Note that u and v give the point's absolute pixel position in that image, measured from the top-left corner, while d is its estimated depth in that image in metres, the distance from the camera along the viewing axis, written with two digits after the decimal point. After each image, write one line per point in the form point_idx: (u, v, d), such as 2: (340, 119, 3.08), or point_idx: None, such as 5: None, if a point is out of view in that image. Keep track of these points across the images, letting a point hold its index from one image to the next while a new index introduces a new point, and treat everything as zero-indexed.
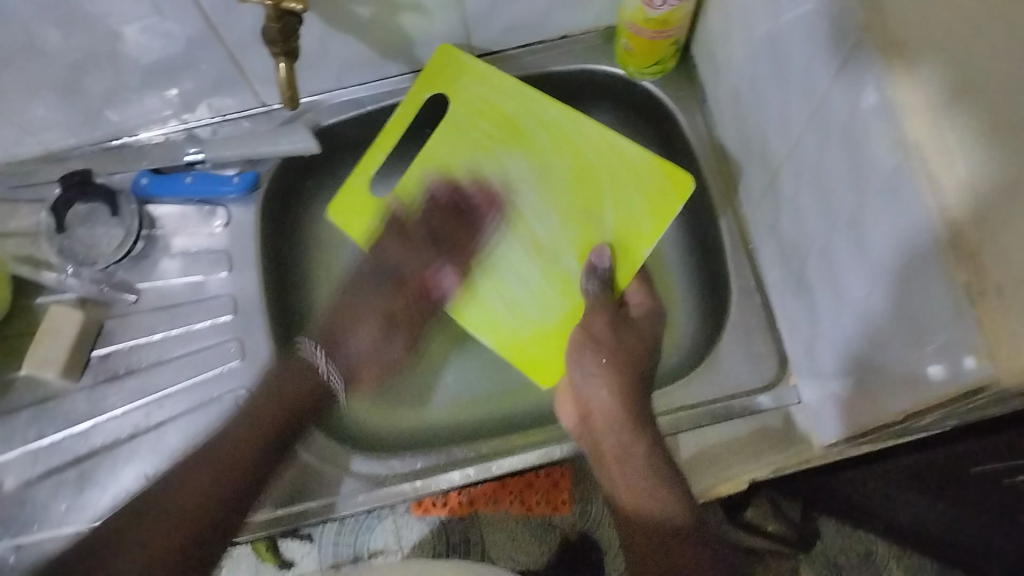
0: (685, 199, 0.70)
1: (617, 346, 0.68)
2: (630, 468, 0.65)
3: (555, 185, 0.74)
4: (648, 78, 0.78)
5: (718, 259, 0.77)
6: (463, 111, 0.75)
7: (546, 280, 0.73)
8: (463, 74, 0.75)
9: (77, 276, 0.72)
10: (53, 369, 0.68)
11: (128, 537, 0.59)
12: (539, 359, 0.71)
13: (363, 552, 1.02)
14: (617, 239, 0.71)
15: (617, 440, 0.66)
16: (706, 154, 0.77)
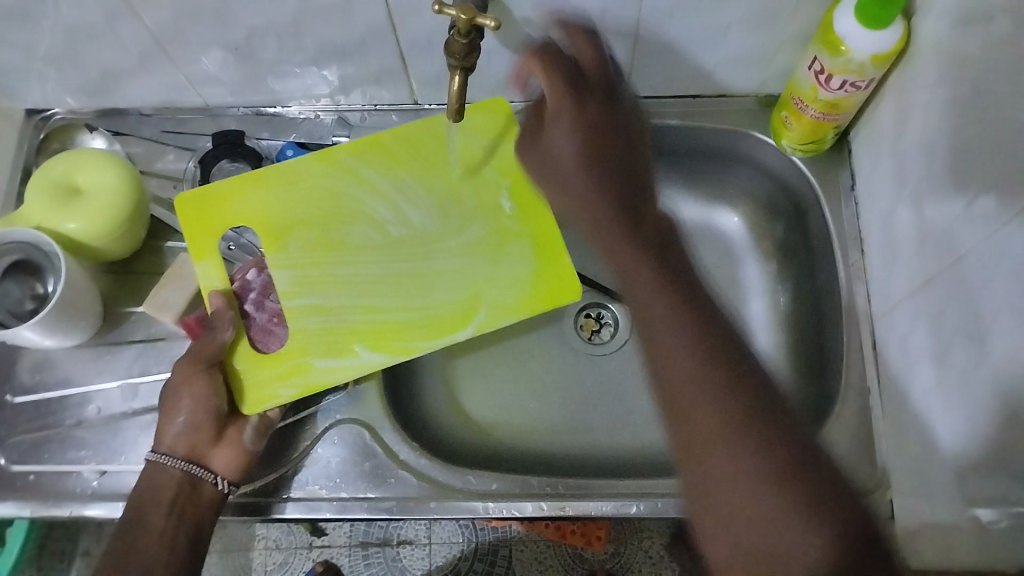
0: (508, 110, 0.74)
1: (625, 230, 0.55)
2: (714, 404, 0.45)
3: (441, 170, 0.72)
4: (800, 154, 0.77)
5: (831, 350, 0.74)
6: (262, 194, 0.69)
7: (471, 244, 0.70)
8: (236, 192, 0.69)
9: None
10: (170, 315, 0.70)
11: None
12: (554, 290, 0.69)
13: (392, 538, 1.10)
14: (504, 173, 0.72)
15: (691, 348, 0.47)
16: (842, 243, 0.74)
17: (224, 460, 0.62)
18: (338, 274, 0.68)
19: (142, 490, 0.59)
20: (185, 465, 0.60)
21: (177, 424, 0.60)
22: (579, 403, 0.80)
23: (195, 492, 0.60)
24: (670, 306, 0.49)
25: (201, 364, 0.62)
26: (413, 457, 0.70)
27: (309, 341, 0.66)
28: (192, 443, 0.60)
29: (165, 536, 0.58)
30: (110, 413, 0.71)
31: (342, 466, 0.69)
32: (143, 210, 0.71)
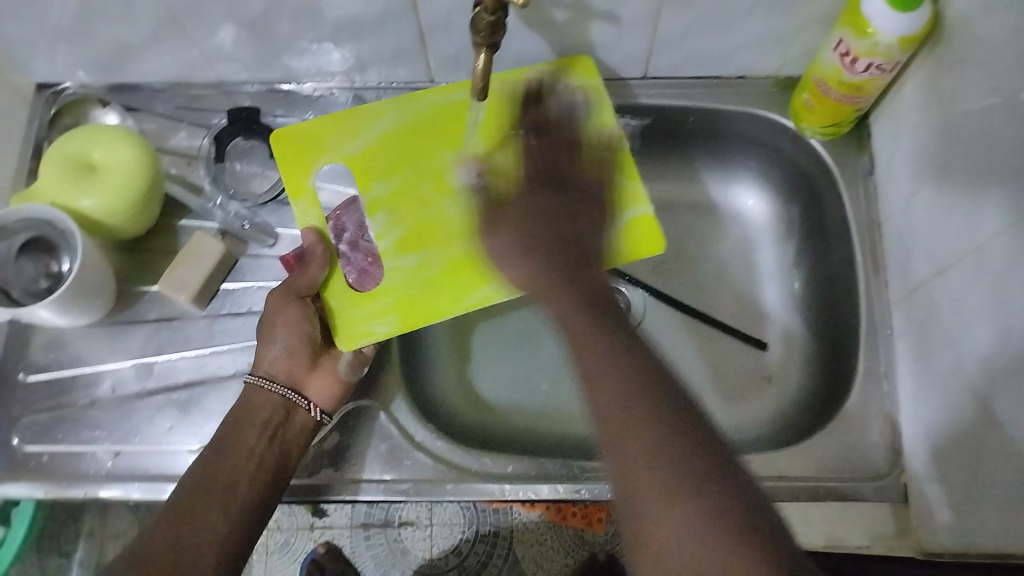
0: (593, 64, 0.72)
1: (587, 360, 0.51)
2: (655, 461, 0.45)
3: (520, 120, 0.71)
4: (818, 137, 0.76)
5: (847, 334, 0.74)
6: (343, 141, 0.71)
7: None
8: (328, 132, 0.72)
9: (223, 207, 0.73)
10: (185, 293, 0.69)
11: (194, 542, 0.53)
12: (629, 243, 0.67)
13: (396, 519, 1.10)
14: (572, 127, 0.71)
15: (624, 378, 0.48)
16: (861, 227, 0.74)
17: (318, 389, 0.63)
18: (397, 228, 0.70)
19: (237, 411, 0.61)
20: (279, 388, 0.61)
21: (274, 351, 0.63)
22: None
23: (286, 417, 0.61)
24: (628, 357, 0.50)
25: (291, 295, 0.64)
26: (429, 439, 0.69)
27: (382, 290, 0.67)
28: (290, 369, 0.62)
29: (255, 453, 0.58)
30: (124, 393, 0.70)
31: (358, 448, 0.68)
32: (158, 187, 0.70)
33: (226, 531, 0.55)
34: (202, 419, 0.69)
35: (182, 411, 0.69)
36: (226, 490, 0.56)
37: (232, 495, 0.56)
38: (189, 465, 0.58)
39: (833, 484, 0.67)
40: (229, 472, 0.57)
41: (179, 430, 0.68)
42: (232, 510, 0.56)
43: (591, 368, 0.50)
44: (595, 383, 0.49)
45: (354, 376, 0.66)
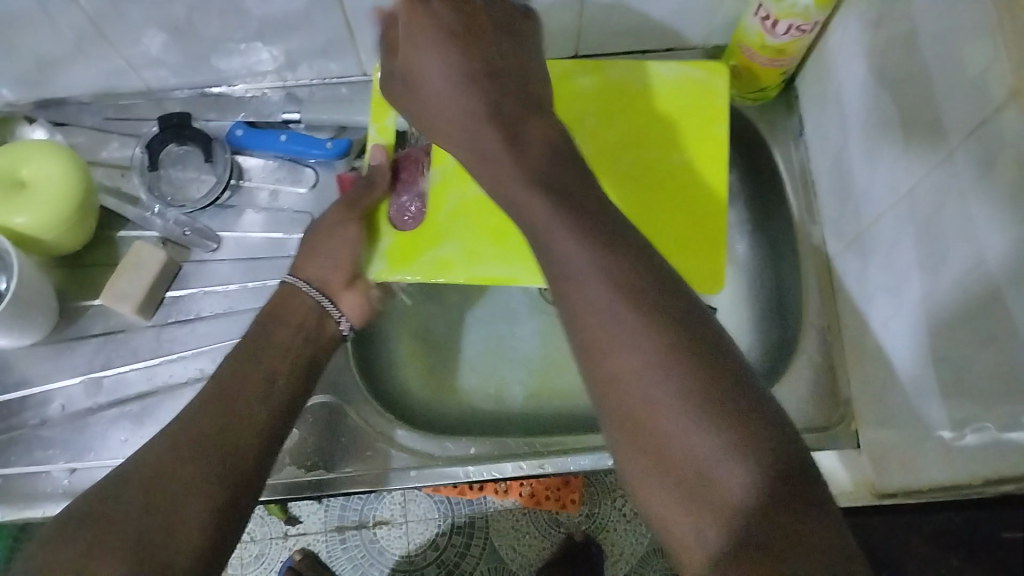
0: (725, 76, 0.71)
1: (591, 324, 0.46)
2: (671, 404, 0.42)
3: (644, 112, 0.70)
4: (748, 102, 0.78)
5: (791, 293, 0.77)
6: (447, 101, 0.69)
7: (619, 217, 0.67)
8: None
9: (162, 215, 0.73)
10: (130, 304, 0.68)
11: (235, 432, 0.53)
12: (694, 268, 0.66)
13: (368, 519, 1.09)
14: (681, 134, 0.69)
15: (606, 284, 0.46)
16: (796, 188, 0.76)
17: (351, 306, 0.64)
18: (469, 188, 0.67)
19: (276, 311, 0.62)
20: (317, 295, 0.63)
21: (319, 258, 0.63)
22: (549, 367, 0.80)
23: (318, 327, 0.62)
24: (612, 299, 0.45)
25: (353, 208, 0.64)
26: (389, 428, 0.69)
27: (440, 237, 0.66)
28: (327, 279, 0.63)
29: (287, 354, 0.59)
30: (74, 410, 0.69)
31: (321, 445, 0.68)
32: (92, 200, 0.69)
33: (263, 429, 0.54)
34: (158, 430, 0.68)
35: (137, 423, 0.68)
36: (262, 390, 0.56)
37: (268, 391, 0.56)
38: (222, 360, 0.58)
39: None
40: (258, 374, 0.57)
41: (134, 443, 0.68)
42: (270, 409, 0.56)
43: (579, 293, 0.46)
44: (599, 338, 0.45)
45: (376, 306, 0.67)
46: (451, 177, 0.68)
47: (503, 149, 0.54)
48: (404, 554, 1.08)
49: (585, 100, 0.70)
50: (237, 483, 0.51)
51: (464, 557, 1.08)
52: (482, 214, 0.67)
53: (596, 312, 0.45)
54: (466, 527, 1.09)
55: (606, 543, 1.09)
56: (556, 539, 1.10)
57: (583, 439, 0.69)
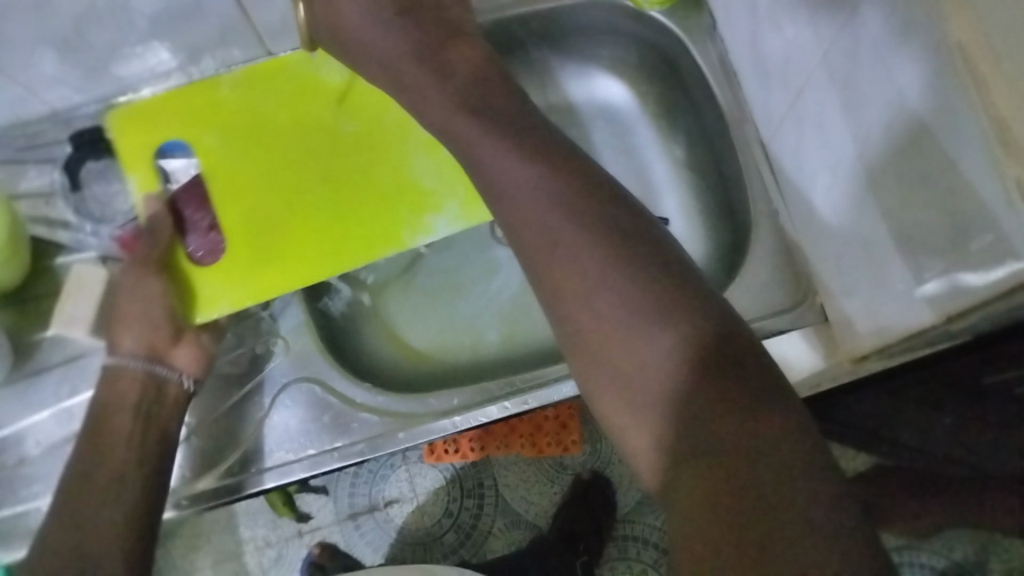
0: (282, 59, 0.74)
1: (529, 229, 0.50)
2: (618, 315, 0.46)
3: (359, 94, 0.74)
4: (655, 7, 0.77)
5: (735, 188, 0.78)
6: (246, 109, 0.73)
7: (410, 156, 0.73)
8: (146, 121, 0.71)
9: (95, 234, 0.72)
10: (82, 329, 0.67)
11: (90, 532, 0.57)
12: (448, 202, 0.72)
13: (378, 501, 1.10)
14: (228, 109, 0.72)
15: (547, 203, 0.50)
16: (722, 85, 0.77)
17: (186, 358, 0.65)
18: (274, 189, 0.71)
19: (111, 401, 0.61)
20: (139, 364, 0.62)
21: (129, 326, 0.63)
22: (515, 308, 0.81)
23: (159, 394, 0.63)
24: (555, 215, 0.49)
25: (150, 267, 0.65)
26: (369, 398, 0.69)
27: (239, 246, 0.69)
28: (150, 343, 0.63)
29: (130, 438, 0.60)
30: (51, 442, 0.68)
31: (303, 425, 0.68)
32: (19, 232, 0.68)
33: (124, 515, 0.58)
34: None
35: None
36: (111, 478, 0.59)
37: (127, 455, 0.60)
38: (75, 450, 0.62)
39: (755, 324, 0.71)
40: (106, 465, 0.59)
41: None
42: (125, 496, 0.59)
43: (512, 205, 0.52)
44: (538, 252, 0.49)
45: (213, 347, 0.68)
46: (246, 180, 0.71)
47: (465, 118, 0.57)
48: (419, 527, 1.09)
49: (279, 89, 0.74)
50: (123, 546, 0.57)
51: (480, 517, 1.09)
52: (294, 211, 0.71)
53: (538, 220, 0.50)
54: (476, 489, 1.11)
55: (613, 473, 1.11)
56: (564, 482, 1.11)
57: (560, 368, 0.70)
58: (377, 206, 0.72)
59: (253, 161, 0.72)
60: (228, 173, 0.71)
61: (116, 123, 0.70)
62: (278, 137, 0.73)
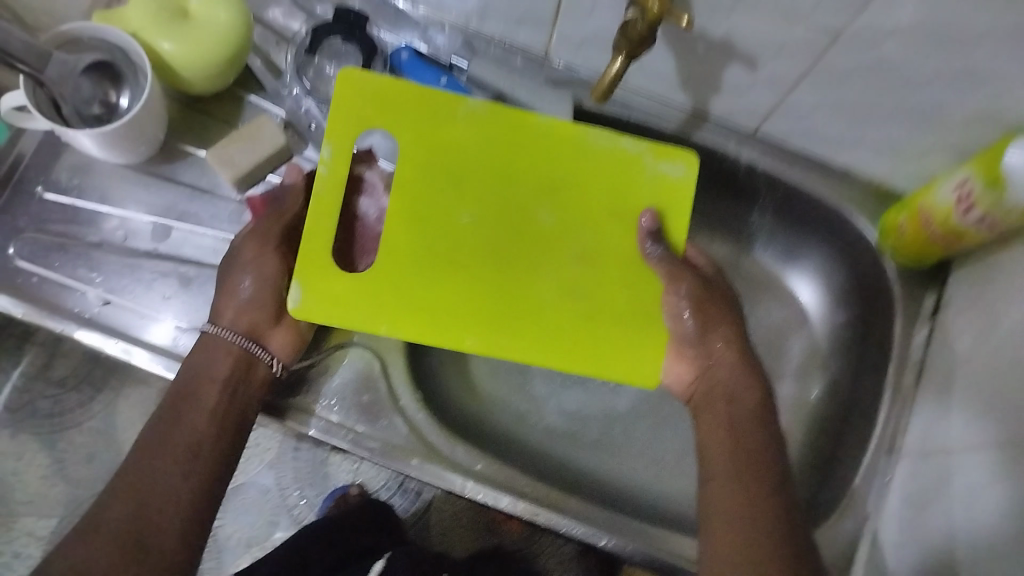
0: (604, 152, 0.66)
1: (736, 426, 0.59)
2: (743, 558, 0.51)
3: (587, 192, 0.65)
4: (895, 262, 0.73)
5: (842, 457, 0.73)
6: (466, 146, 0.64)
7: (600, 296, 0.65)
8: (381, 103, 0.63)
9: (297, 99, 0.71)
10: (230, 172, 0.67)
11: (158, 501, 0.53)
12: (624, 360, 0.65)
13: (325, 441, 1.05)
14: (455, 139, 0.64)
15: (752, 437, 0.58)
16: (902, 365, 0.71)
17: (283, 338, 0.62)
18: (448, 237, 0.64)
19: (197, 368, 0.59)
20: (232, 335, 0.60)
21: (235, 296, 0.61)
22: (578, 419, 0.77)
23: (247, 369, 0.60)
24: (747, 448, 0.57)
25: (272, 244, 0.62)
26: (411, 407, 0.68)
27: (381, 271, 0.62)
28: (253, 323, 0.61)
29: (216, 413, 0.58)
30: (134, 246, 0.68)
31: (342, 389, 0.67)
32: (242, 58, 0.67)
33: (191, 489, 0.54)
34: (202, 301, 0.67)
35: (181, 286, 0.67)
36: (188, 449, 0.56)
37: (207, 417, 0.57)
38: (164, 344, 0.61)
39: None
40: (183, 436, 0.56)
41: (174, 303, 0.67)
42: (195, 470, 0.55)
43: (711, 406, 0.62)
44: (725, 468, 0.57)
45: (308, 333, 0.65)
46: (428, 216, 0.64)
47: (724, 331, 0.64)
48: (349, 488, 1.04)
49: (515, 143, 0.65)
50: (186, 522, 0.54)
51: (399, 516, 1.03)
52: (452, 268, 0.63)
53: (733, 434, 0.59)
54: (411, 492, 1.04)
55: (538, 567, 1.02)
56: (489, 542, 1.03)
57: (583, 504, 0.67)
58: (530, 313, 0.64)
59: (440, 196, 0.64)
60: (413, 195, 0.63)
61: (339, 87, 0.62)
62: (486, 188, 0.64)
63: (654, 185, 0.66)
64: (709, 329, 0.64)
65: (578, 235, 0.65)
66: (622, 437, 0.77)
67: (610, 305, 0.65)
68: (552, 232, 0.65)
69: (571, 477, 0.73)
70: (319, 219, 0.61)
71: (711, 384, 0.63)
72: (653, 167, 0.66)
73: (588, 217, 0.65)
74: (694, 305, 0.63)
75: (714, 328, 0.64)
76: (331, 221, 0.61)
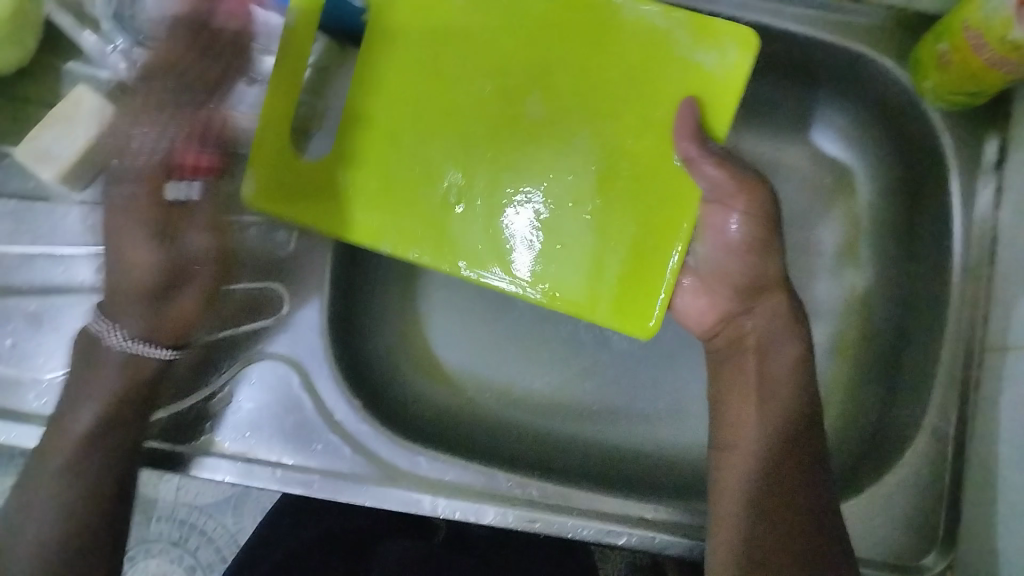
0: (625, 31, 0.50)
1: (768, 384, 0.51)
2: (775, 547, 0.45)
3: (592, 83, 0.51)
4: (938, 106, 0.56)
5: (911, 371, 0.57)
6: (441, 39, 0.50)
7: (607, 214, 0.51)
8: None
9: (126, 55, 0.53)
10: (52, 170, 0.51)
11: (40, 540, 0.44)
12: (630, 290, 0.51)
13: None
14: (438, 25, 0.50)
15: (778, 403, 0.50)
16: (968, 245, 0.55)
17: (186, 307, 0.50)
18: (417, 161, 0.51)
19: (94, 379, 0.47)
20: (130, 345, 0.47)
21: (131, 304, 0.48)
22: (569, 384, 0.62)
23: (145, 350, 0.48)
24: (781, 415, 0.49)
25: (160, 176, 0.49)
26: (351, 419, 0.52)
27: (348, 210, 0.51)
28: (152, 276, 0.48)
29: (115, 411, 0.47)
30: None
31: (257, 418, 0.51)
32: (30, 14, 0.50)
33: (86, 512, 0.45)
34: (57, 341, 0.52)
35: (33, 326, 0.52)
36: (74, 461, 0.45)
37: (89, 446, 0.46)
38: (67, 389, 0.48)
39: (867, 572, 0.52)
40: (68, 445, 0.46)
41: (24, 349, 0.52)
42: (86, 485, 0.45)
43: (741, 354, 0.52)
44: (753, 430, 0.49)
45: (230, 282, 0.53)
46: (398, 127, 0.51)
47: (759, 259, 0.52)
48: None
49: (513, 17, 0.50)
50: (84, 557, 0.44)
51: None
52: (421, 197, 0.51)
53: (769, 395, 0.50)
54: None
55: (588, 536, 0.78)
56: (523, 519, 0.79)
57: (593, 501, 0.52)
58: (517, 244, 0.51)
59: (408, 112, 0.51)
60: (390, 102, 0.50)
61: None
62: (476, 75, 0.50)
63: (684, 79, 0.50)
64: (754, 258, 0.53)
65: (577, 134, 0.51)
66: (633, 393, 0.62)
67: (620, 224, 0.51)
68: (546, 133, 0.51)
69: (574, 461, 0.58)
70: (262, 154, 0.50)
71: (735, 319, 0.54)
72: (686, 55, 0.50)
73: (595, 112, 0.51)
74: (749, 224, 0.51)
75: (757, 255, 0.52)
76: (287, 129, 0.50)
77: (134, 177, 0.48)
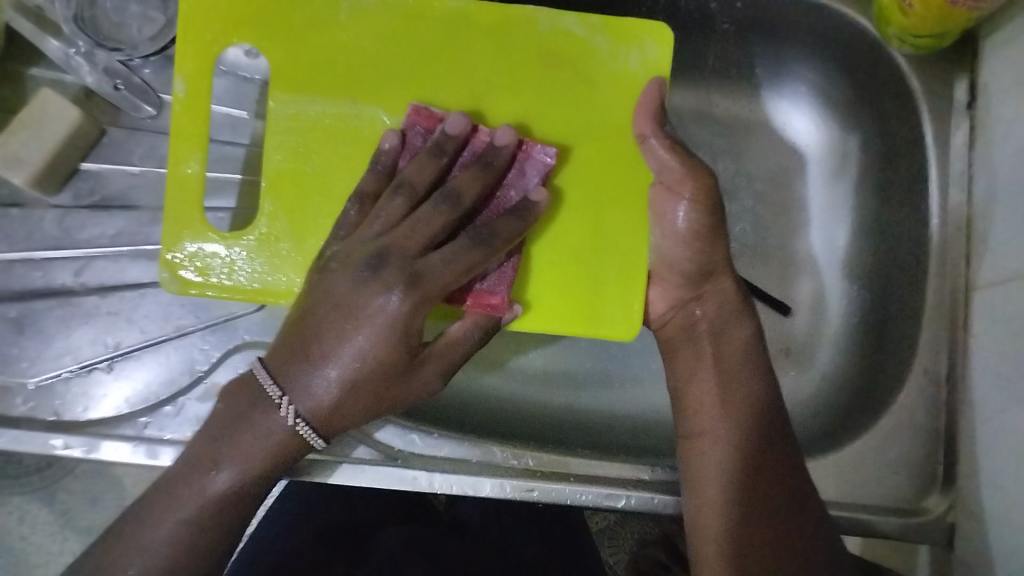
0: (546, 37, 0.49)
1: (724, 357, 0.49)
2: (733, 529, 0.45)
3: (522, 98, 0.49)
4: (906, 49, 0.56)
5: (897, 316, 0.57)
6: (353, 65, 0.48)
7: (562, 230, 0.50)
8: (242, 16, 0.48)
9: (88, 57, 0.52)
10: (23, 174, 0.51)
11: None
12: (596, 304, 0.50)
13: None
14: (342, 48, 0.48)
15: (737, 376, 0.48)
16: (943, 185, 0.56)
17: (382, 397, 0.43)
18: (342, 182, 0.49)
19: (173, 473, 0.43)
20: (300, 425, 0.42)
21: (321, 388, 0.42)
22: (565, 359, 0.61)
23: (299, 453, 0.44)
24: (738, 390, 0.48)
25: (430, 288, 0.42)
26: None
27: (296, 256, 0.48)
28: (355, 377, 0.42)
29: (224, 503, 0.43)
30: None
31: None
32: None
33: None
34: (40, 346, 0.52)
35: (16, 333, 0.52)
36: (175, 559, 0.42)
37: (220, 504, 0.43)
38: (150, 487, 0.43)
39: (870, 517, 0.52)
40: (152, 544, 0.42)
41: (8, 359, 0.52)
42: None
43: (696, 319, 0.50)
44: (708, 405, 0.48)
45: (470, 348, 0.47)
46: (313, 159, 0.48)
47: (715, 243, 0.48)
48: None
49: (425, 38, 0.49)
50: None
51: None
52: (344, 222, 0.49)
53: (728, 363, 0.48)
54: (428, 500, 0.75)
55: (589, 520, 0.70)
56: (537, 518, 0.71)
57: (588, 466, 0.52)
58: None
59: (338, 151, 0.48)
60: (300, 142, 0.48)
61: (189, 48, 0.48)
62: (395, 99, 0.49)
63: (611, 81, 0.50)
64: (702, 246, 0.48)
65: None
66: (621, 361, 0.61)
67: (577, 237, 0.50)
68: None
69: (573, 433, 0.58)
70: (194, 218, 0.48)
71: (688, 301, 0.50)
72: (609, 57, 0.50)
73: (530, 127, 0.49)
74: (696, 212, 0.47)
75: (701, 240, 0.48)
76: (196, 171, 0.48)
77: (357, 280, 0.42)
